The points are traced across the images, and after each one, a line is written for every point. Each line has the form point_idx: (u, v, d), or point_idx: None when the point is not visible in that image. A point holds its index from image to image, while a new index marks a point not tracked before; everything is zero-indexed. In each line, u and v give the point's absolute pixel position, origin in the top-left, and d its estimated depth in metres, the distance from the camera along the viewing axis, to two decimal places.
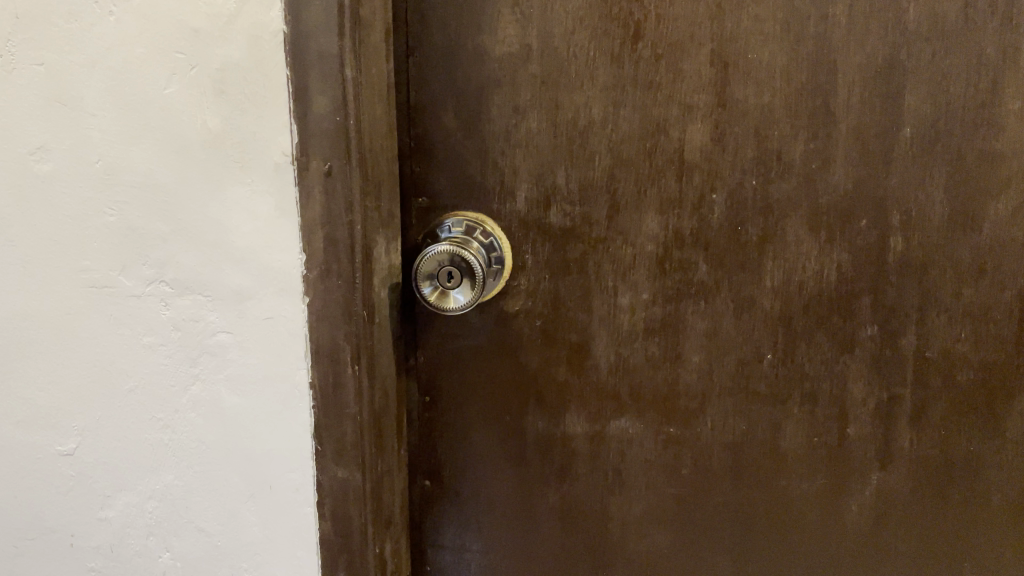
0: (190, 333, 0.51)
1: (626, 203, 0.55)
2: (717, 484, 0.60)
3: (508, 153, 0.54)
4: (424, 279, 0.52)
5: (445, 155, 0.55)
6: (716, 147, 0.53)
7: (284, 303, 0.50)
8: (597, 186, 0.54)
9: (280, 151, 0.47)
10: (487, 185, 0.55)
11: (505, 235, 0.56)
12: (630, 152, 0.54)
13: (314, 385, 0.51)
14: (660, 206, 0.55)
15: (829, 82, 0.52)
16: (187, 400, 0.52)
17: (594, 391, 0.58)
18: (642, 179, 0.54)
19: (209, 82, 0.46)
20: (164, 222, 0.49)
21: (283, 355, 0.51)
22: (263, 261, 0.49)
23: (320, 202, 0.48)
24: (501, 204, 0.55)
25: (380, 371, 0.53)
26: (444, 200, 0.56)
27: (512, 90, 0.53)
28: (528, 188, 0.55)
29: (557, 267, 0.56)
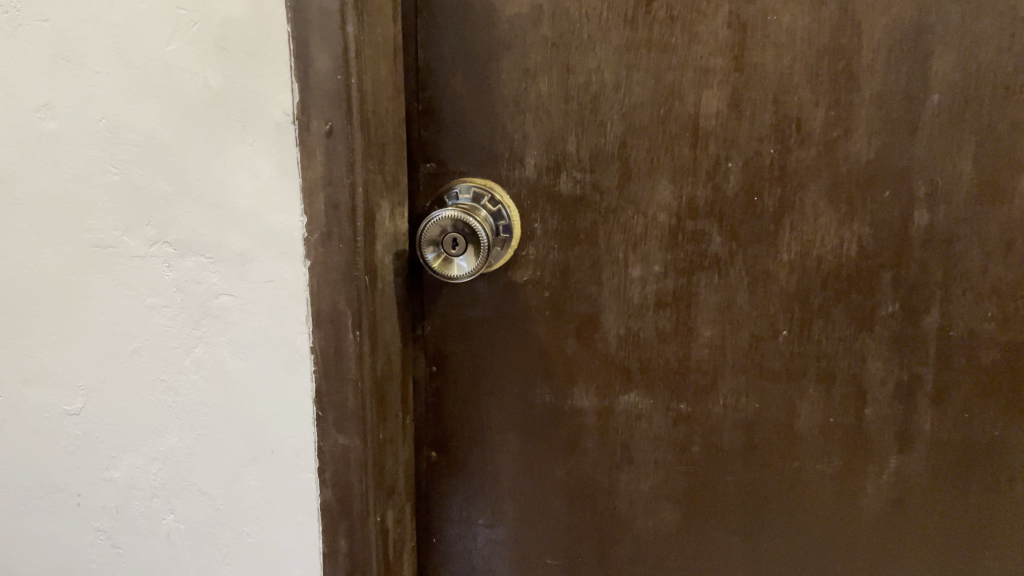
0: (193, 295, 0.51)
1: (638, 172, 0.53)
2: (728, 463, 0.58)
3: (517, 118, 0.53)
4: (428, 245, 0.52)
5: (453, 119, 0.54)
6: (733, 113, 0.51)
7: (285, 266, 0.49)
8: (608, 153, 0.53)
9: (280, 110, 0.47)
10: (495, 151, 0.54)
11: (513, 202, 0.54)
12: (642, 118, 0.52)
13: (315, 350, 0.50)
14: (673, 175, 0.53)
15: (852, 46, 0.50)
16: (189, 362, 0.52)
17: (604, 366, 0.57)
18: (655, 147, 0.53)
19: (210, 39, 0.46)
20: (167, 181, 0.49)
21: (285, 319, 0.50)
22: (265, 223, 0.49)
23: (322, 163, 0.47)
24: (510, 171, 0.54)
25: (382, 338, 0.52)
26: (453, 166, 0.55)
27: (521, 53, 0.52)
28: (538, 154, 0.54)
29: (568, 237, 0.55)
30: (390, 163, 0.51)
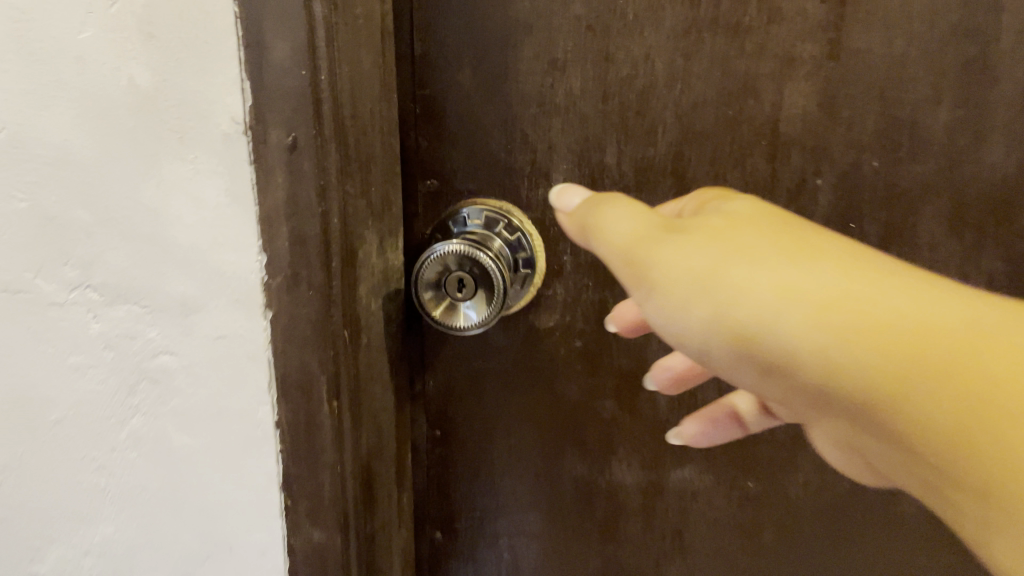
0: (127, 353, 0.40)
1: (697, 191, 0.41)
2: (807, 554, 0.46)
3: (541, 123, 0.41)
4: (428, 287, 0.40)
5: (460, 125, 0.42)
6: (825, 115, 0.39)
7: (240, 318, 0.38)
8: (659, 167, 0.41)
9: (228, 117, 0.35)
10: (514, 165, 0.42)
11: (536, 229, 0.43)
12: (704, 122, 0.40)
13: (281, 425, 0.39)
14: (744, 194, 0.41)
15: (991, 25, 0.37)
16: (125, 436, 0.41)
17: (651, 433, 0.45)
18: (721, 159, 0.40)
19: (135, 23, 0.34)
20: (87, 209, 0.38)
21: (241, 386, 0.39)
22: (213, 263, 0.37)
23: (283, 187, 0.36)
24: (533, 191, 0.43)
25: (370, 406, 0.41)
26: (461, 184, 0.43)
27: (547, 39, 0.40)
28: (568, 169, 0.42)
29: (606, 273, 0.43)
30: (377, 183, 0.40)
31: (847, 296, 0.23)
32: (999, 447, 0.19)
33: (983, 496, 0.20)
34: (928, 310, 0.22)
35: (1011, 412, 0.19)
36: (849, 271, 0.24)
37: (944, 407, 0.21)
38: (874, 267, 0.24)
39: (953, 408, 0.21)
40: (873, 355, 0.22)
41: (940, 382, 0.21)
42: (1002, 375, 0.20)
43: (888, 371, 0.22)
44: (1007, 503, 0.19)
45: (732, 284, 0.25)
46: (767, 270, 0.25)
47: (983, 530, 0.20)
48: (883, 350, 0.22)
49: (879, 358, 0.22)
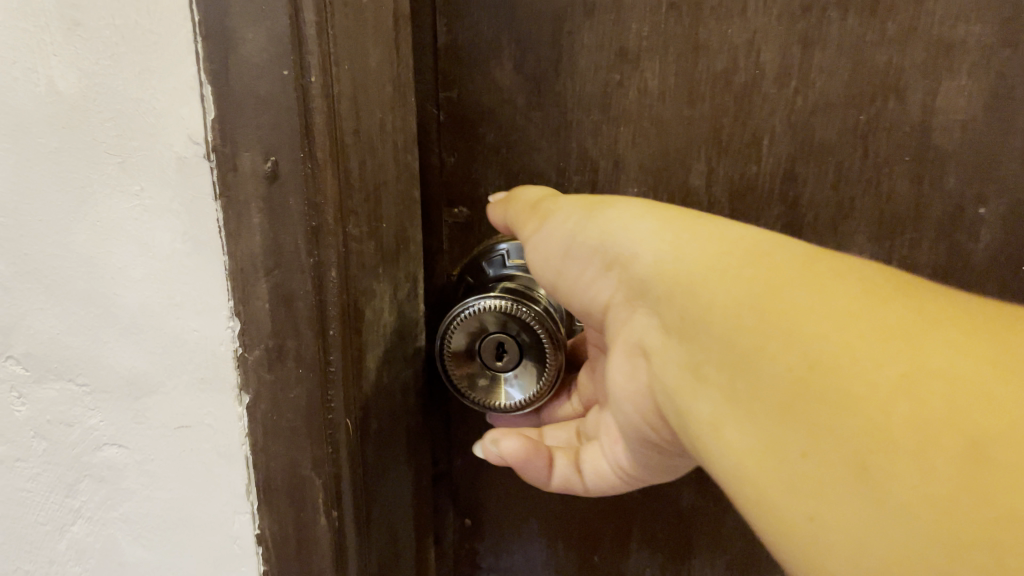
0: (62, 444, 0.30)
1: (813, 222, 0.31)
2: None
3: (605, 134, 0.32)
4: (457, 353, 0.31)
5: (498, 136, 0.32)
6: (996, 121, 0.29)
7: (207, 403, 0.28)
8: (762, 190, 0.31)
9: (183, 135, 0.25)
10: (569, 188, 0.33)
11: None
12: (827, 131, 0.30)
13: (265, 539, 0.29)
14: (879, 226, 0.31)
15: None
16: (66, 547, 0.32)
17: (743, 530, 0.35)
18: (848, 180, 0.30)
19: (53, 6, 0.25)
20: (4, 258, 0.28)
21: (209, 491, 0.29)
22: (168, 332, 0.28)
23: (260, 230, 0.26)
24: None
25: (381, 509, 0.31)
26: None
27: (615, 21, 0.30)
28: (640, 193, 0.32)
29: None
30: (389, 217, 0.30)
31: (785, 283, 0.17)
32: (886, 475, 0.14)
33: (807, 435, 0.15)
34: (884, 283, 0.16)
35: (941, 444, 0.13)
36: (796, 264, 0.18)
37: (829, 418, 0.15)
38: (840, 259, 0.17)
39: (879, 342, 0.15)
40: (775, 348, 0.16)
41: (852, 399, 0.14)
42: (936, 402, 0.14)
43: (783, 362, 0.16)
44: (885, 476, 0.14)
45: (648, 259, 0.21)
46: (703, 244, 0.20)
47: (829, 552, 0.15)
48: (797, 354, 0.16)
49: (786, 347, 0.16)
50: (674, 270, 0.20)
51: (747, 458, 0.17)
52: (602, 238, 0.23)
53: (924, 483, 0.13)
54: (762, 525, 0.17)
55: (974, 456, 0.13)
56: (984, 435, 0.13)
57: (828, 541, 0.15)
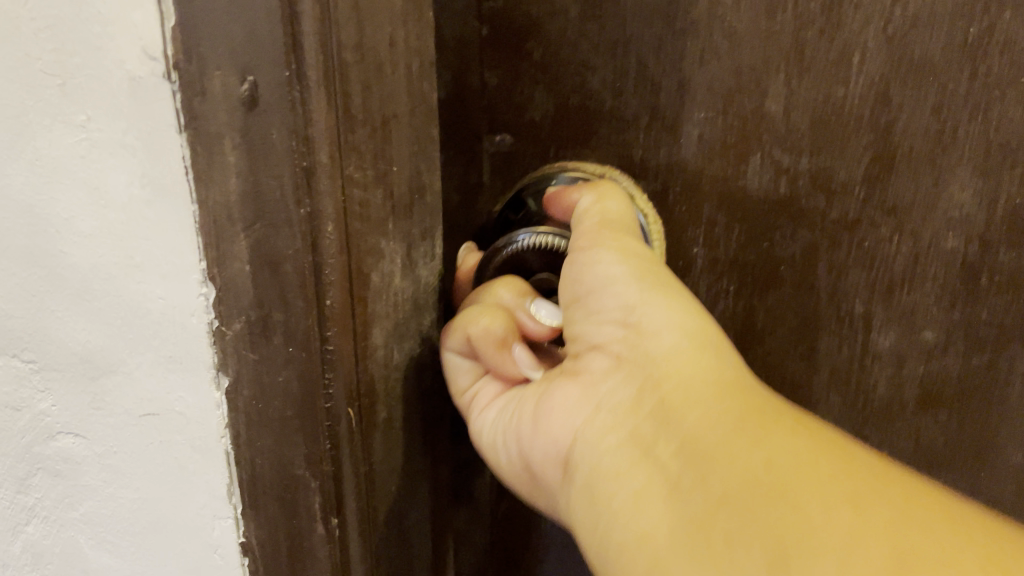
0: (10, 430, 0.25)
1: (908, 154, 0.26)
2: None
3: (666, 53, 0.26)
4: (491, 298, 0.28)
5: (546, 51, 0.27)
6: None
7: (176, 387, 0.23)
8: (851, 117, 0.26)
9: (133, 45, 0.20)
10: (625, 113, 0.28)
11: (651, 202, 0.29)
12: (937, 44, 0.24)
13: (252, 548, 0.25)
14: (987, 158, 0.26)
15: None
16: (22, 547, 0.27)
17: None
18: (954, 103, 0.25)
19: None
20: None
21: (183, 491, 0.24)
22: (127, 298, 0.22)
23: (236, 171, 0.20)
24: (650, 150, 0.28)
25: (395, 510, 0.26)
26: (542, 143, 0.29)
27: None
28: (708, 119, 0.27)
29: (753, 282, 0.29)
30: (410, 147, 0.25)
31: (760, 418, 0.19)
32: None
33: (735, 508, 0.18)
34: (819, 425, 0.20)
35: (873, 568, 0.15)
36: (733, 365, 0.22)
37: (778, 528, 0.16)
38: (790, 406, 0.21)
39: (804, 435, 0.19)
40: (699, 400, 0.21)
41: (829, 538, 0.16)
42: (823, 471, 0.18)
43: (739, 462, 0.18)
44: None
45: (664, 345, 0.23)
46: (701, 363, 0.22)
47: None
48: (711, 404, 0.20)
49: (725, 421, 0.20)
50: (682, 372, 0.22)
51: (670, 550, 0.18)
52: (636, 303, 0.24)
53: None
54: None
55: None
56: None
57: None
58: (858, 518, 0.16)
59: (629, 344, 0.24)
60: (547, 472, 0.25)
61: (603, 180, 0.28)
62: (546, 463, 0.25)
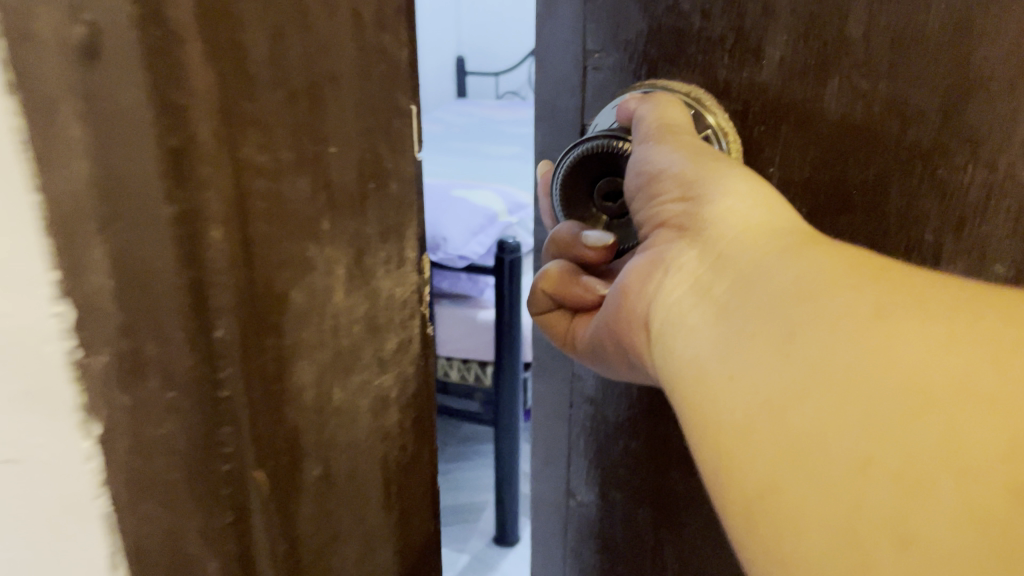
0: None
1: (988, 79, 0.31)
2: None
3: None
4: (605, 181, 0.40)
5: None
6: None
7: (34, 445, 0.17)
8: (932, 41, 0.32)
9: None
10: (713, 34, 0.36)
11: (733, 119, 0.37)
12: None
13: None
14: None
15: None
16: None
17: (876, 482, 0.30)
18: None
19: None
20: None
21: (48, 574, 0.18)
22: None
23: (85, 158, 0.16)
24: (734, 70, 0.36)
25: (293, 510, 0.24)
26: (641, 57, 0.38)
27: None
28: (791, 39, 0.34)
29: (827, 198, 0.36)
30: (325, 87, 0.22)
31: (858, 271, 0.24)
32: (806, 361, 0.23)
33: (784, 340, 0.24)
34: (914, 291, 0.23)
35: (921, 419, 0.20)
36: (852, 262, 0.25)
37: (853, 390, 0.21)
38: (900, 269, 0.24)
39: (895, 311, 0.22)
40: (783, 265, 0.26)
41: (878, 374, 0.21)
42: (902, 336, 0.21)
43: (823, 312, 0.23)
44: (834, 397, 0.21)
45: (753, 218, 0.30)
46: (790, 231, 0.28)
47: (745, 442, 0.23)
48: (787, 258, 0.27)
49: (824, 293, 0.24)
50: (735, 231, 0.30)
51: (706, 345, 0.27)
52: (692, 177, 0.33)
53: (865, 422, 0.21)
54: (698, 420, 0.26)
55: (953, 457, 0.19)
56: (959, 446, 0.19)
57: (745, 416, 0.24)
58: (943, 376, 0.20)
59: (687, 214, 0.33)
60: (637, 340, 0.35)
61: (665, 92, 0.37)
62: (637, 340, 0.35)
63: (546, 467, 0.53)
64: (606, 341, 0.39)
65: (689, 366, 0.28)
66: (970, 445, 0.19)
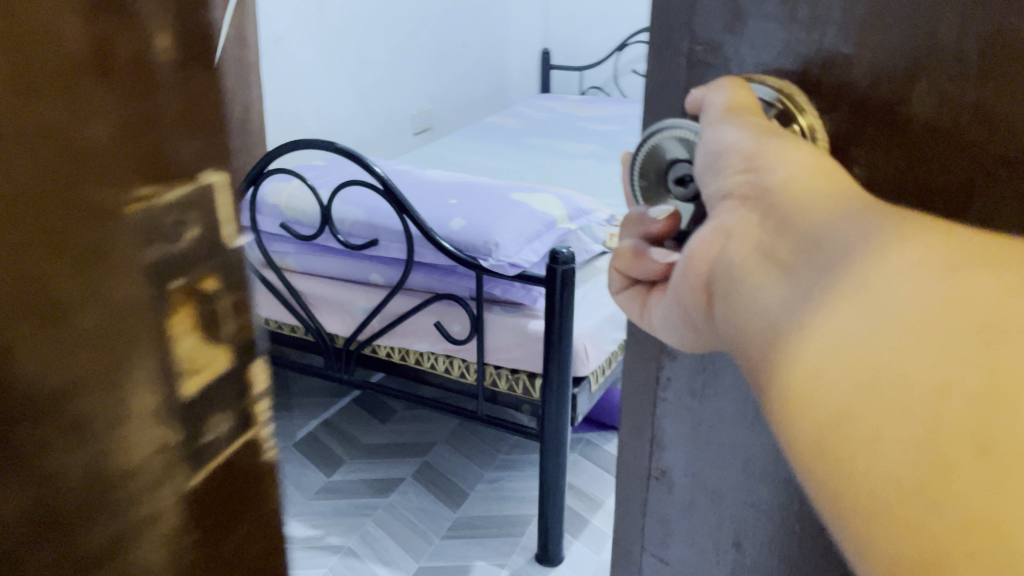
0: None
1: None
2: None
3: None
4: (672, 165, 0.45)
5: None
6: None
7: None
8: (1003, 63, 0.34)
9: None
10: (809, 39, 0.40)
11: (824, 110, 0.40)
12: None
13: None
14: None
15: None
16: None
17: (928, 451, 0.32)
18: None
19: None
20: None
21: None
22: None
23: None
24: (826, 72, 0.40)
25: None
26: (749, 58, 0.42)
27: None
28: (868, 51, 0.38)
29: (910, 193, 0.39)
30: (55, 187, 0.39)
31: (949, 265, 0.28)
32: (904, 372, 0.28)
33: (865, 313, 0.29)
34: (980, 299, 0.27)
35: (974, 427, 0.26)
36: (961, 258, 0.28)
37: (918, 378, 0.27)
38: (963, 241, 0.29)
39: (978, 324, 0.27)
40: (903, 272, 0.29)
41: (932, 366, 0.27)
42: (978, 352, 0.26)
43: (892, 289, 0.29)
44: (897, 381, 0.28)
45: (787, 177, 0.36)
46: (902, 232, 0.30)
47: (812, 391, 0.30)
48: (911, 270, 0.29)
49: (909, 283, 0.29)
50: (821, 213, 0.34)
51: (789, 305, 0.33)
52: (755, 148, 0.38)
53: (911, 406, 0.27)
54: (769, 357, 0.33)
55: (980, 462, 0.25)
56: (998, 455, 0.25)
57: (820, 370, 0.30)
58: (987, 395, 0.26)
59: (750, 183, 0.38)
60: (690, 291, 0.42)
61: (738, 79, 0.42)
62: (693, 292, 0.42)
63: (631, 439, 0.57)
64: (672, 297, 0.45)
65: (762, 312, 0.34)
66: (997, 436, 0.25)
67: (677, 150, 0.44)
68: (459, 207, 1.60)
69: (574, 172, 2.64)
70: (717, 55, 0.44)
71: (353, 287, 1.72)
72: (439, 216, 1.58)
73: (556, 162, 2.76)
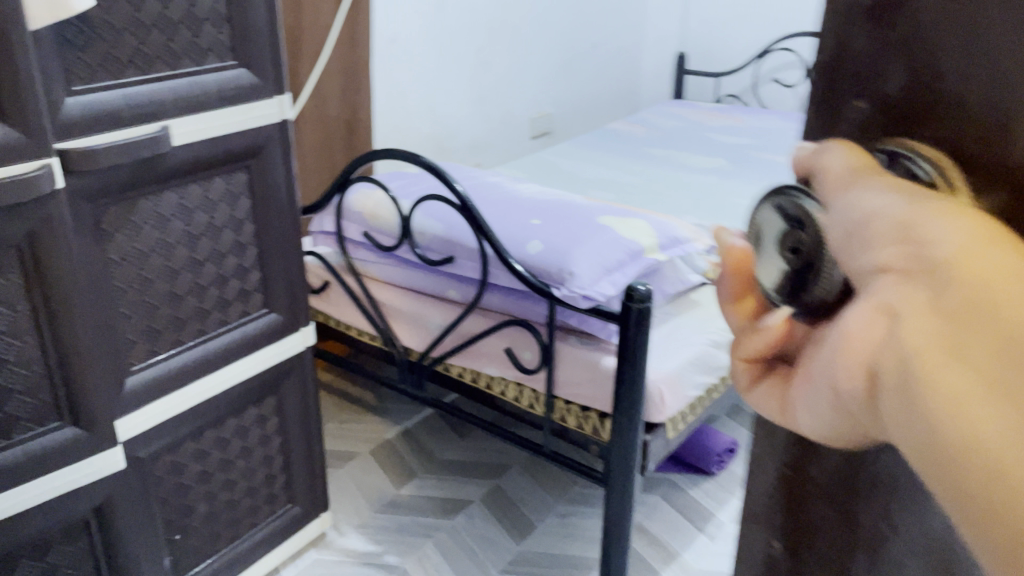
0: None
1: None
2: None
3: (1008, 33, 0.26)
4: (776, 243, 0.33)
5: (898, 32, 0.29)
6: None
7: None
8: None
9: None
10: (965, 96, 0.27)
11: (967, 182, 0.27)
12: None
13: None
14: None
15: None
16: None
17: None
18: None
19: None
20: None
21: None
22: None
23: None
24: (985, 146, 0.27)
25: None
26: (888, 123, 0.30)
27: None
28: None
29: None
30: None
31: None
32: None
33: None
34: None
35: None
36: None
37: None
38: None
39: None
40: None
41: None
42: None
43: None
44: None
45: (950, 247, 0.25)
46: None
47: None
48: None
49: None
50: (979, 272, 0.24)
51: (992, 417, 0.23)
52: (911, 217, 0.26)
53: None
54: (991, 495, 0.23)
55: None
56: None
57: None
58: None
59: (912, 256, 0.26)
60: (847, 387, 0.28)
61: (857, 144, 0.31)
62: (850, 381, 0.28)
63: None
64: (825, 382, 0.29)
65: (949, 431, 0.24)
66: None
67: (776, 227, 0.33)
68: (539, 228, 1.51)
69: (690, 189, 2.48)
70: (848, 112, 0.32)
71: (430, 302, 1.66)
72: (517, 237, 1.49)
73: (672, 178, 2.60)
